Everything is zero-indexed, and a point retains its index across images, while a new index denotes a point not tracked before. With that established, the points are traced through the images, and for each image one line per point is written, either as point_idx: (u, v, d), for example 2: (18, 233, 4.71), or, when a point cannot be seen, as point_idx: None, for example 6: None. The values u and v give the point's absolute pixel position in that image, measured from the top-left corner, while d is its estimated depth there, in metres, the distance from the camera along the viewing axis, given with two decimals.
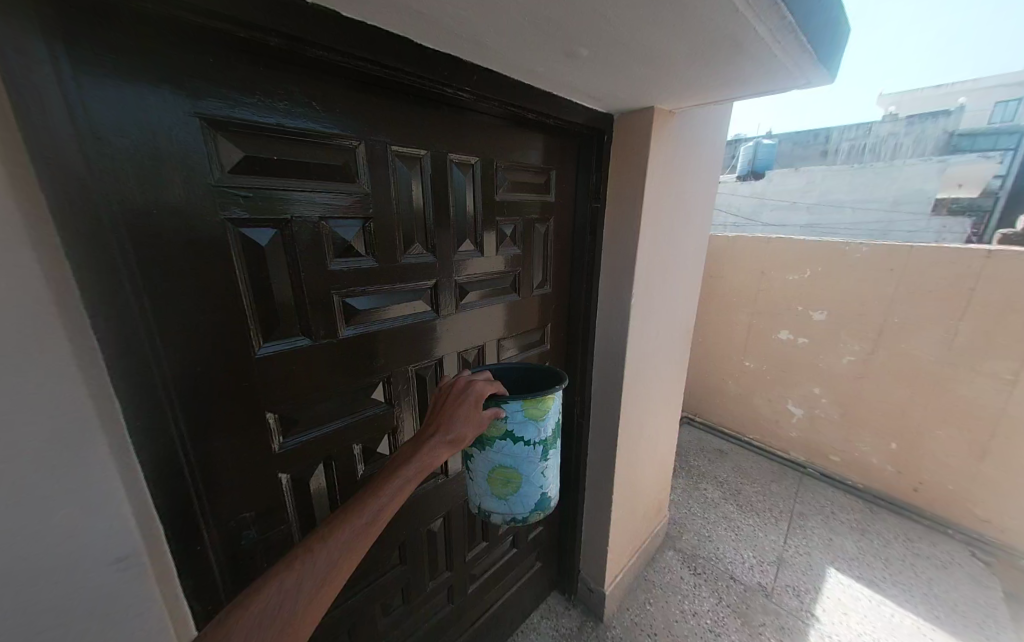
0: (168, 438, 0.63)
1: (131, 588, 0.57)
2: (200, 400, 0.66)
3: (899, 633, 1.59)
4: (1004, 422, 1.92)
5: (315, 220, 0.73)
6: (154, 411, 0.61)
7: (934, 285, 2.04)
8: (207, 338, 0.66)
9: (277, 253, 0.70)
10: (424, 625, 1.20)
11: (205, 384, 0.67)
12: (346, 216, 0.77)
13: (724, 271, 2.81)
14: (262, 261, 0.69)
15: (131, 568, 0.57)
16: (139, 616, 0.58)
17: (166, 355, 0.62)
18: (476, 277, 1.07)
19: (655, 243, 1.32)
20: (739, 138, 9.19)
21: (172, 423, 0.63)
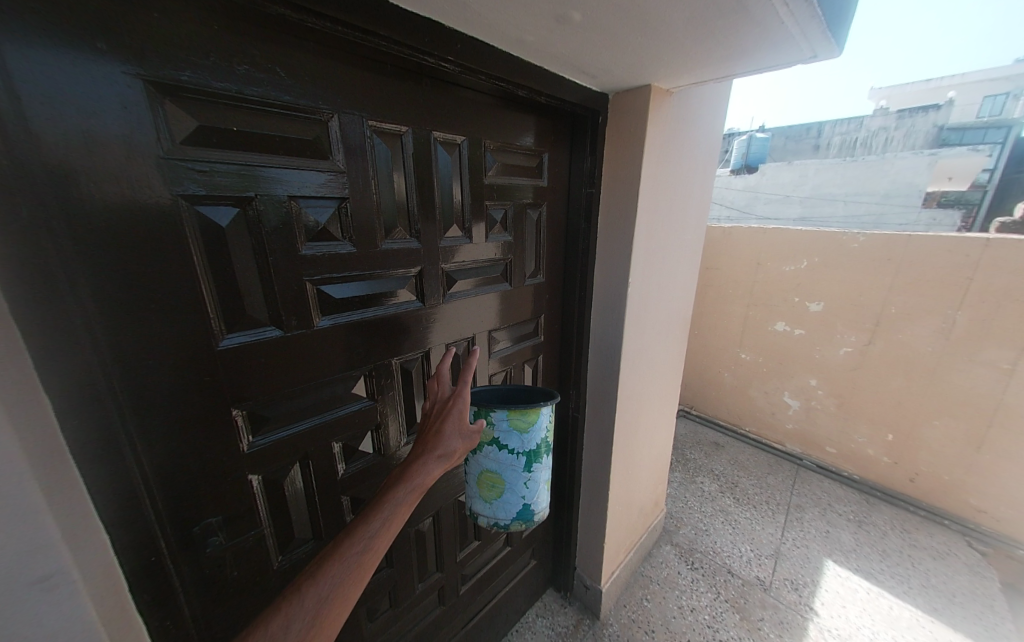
0: (111, 435, 0.57)
1: (59, 608, 0.47)
2: (155, 396, 0.61)
3: (898, 625, 1.57)
4: (1002, 410, 1.89)
5: (285, 198, 0.67)
6: (93, 406, 0.55)
7: (932, 274, 2.00)
8: (162, 329, 0.60)
9: (240, 234, 0.64)
10: (414, 627, 1.15)
11: (161, 379, 0.61)
12: (319, 197, 0.71)
13: (719, 262, 2.77)
14: (223, 244, 0.63)
15: (58, 585, 0.47)
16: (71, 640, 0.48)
17: (108, 344, 0.56)
18: (465, 266, 1.01)
19: (652, 230, 1.27)
20: (733, 132, 9.16)
21: (116, 418, 0.58)
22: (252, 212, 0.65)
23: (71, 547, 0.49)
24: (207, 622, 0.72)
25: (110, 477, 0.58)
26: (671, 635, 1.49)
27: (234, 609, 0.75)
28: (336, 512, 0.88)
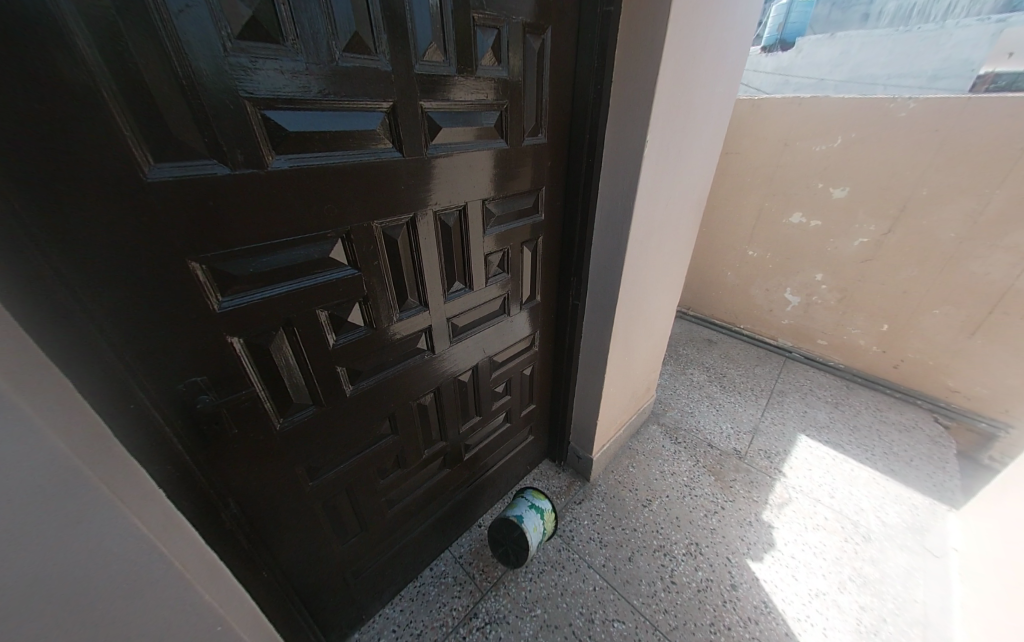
0: (47, 268, 0.55)
1: (90, 503, 0.51)
2: (84, 228, 0.56)
3: (855, 482, 1.73)
4: (1009, 296, 1.78)
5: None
6: (17, 228, 0.52)
7: (980, 145, 1.72)
8: (69, 141, 0.53)
9: (135, 16, 0.52)
10: (422, 487, 1.24)
11: (88, 205, 0.56)
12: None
13: (740, 146, 2.42)
14: (116, 29, 0.52)
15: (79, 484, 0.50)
16: (113, 529, 0.53)
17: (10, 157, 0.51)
18: (450, 108, 0.84)
19: (678, 71, 1.04)
20: None
21: (47, 249, 0.54)
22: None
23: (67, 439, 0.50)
24: (217, 469, 0.76)
25: (57, 317, 0.56)
26: (652, 493, 1.66)
27: (240, 461, 0.79)
28: (333, 382, 0.87)
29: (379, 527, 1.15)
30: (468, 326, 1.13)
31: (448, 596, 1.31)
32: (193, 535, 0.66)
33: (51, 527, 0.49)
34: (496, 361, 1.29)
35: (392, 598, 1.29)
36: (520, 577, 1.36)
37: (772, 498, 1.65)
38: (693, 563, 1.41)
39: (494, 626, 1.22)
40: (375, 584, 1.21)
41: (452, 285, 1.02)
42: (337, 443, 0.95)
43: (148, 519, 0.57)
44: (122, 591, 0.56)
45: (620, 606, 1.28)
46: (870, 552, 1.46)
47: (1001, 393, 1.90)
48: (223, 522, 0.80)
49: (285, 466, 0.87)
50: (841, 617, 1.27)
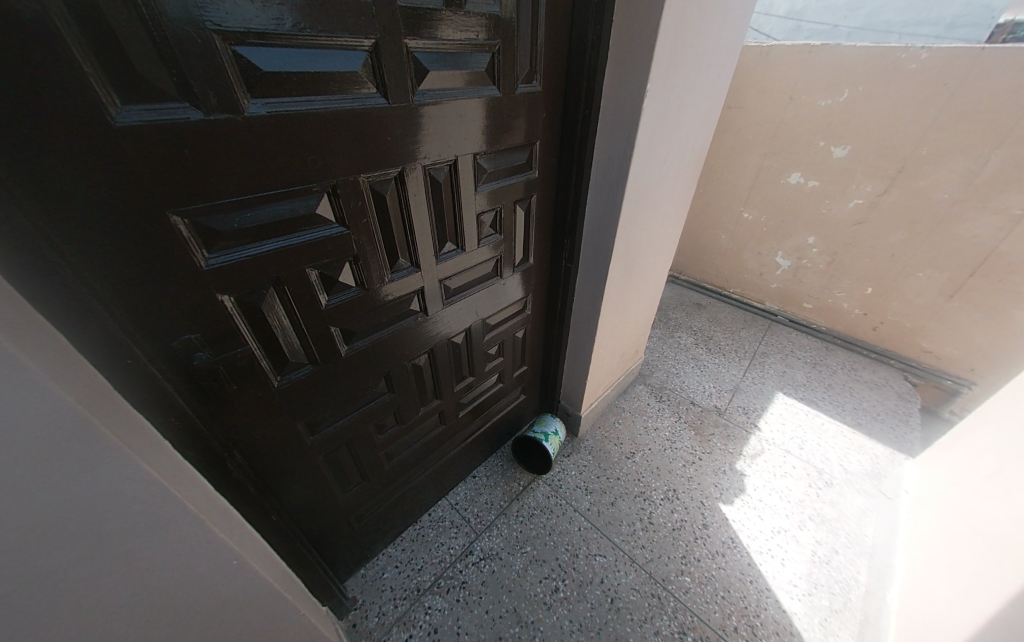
0: (22, 220, 0.52)
1: (104, 453, 0.53)
2: (56, 176, 0.53)
3: (825, 435, 1.84)
4: (992, 258, 1.81)
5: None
6: None
7: (986, 101, 1.68)
8: (26, 77, 0.49)
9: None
10: (419, 441, 1.29)
11: (55, 150, 0.52)
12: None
13: (744, 100, 2.32)
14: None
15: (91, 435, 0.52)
16: (128, 478, 0.56)
17: None
18: (438, 48, 0.78)
19: (683, 12, 0.97)
20: None
21: (18, 198, 0.52)
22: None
23: (74, 393, 0.50)
24: (219, 423, 0.78)
25: (38, 272, 0.54)
26: (636, 445, 1.75)
27: (242, 416, 0.81)
28: (328, 342, 0.88)
29: (379, 478, 1.21)
30: (461, 288, 1.12)
31: (446, 536, 1.40)
32: (201, 484, 0.69)
33: (60, 471, 0.50)
34: (489, 322, 1.29)
35: (393, 540, 1.38)
36: (511, 519, 1.45)
37: (746, 449, 1.76)
38: (670, 506, 1.51)
39: (488, 562, 1.32)
40: (377, 528, 1.29)
41: (444, 245, 1.00)
42: (334, 401, 0.96)
43: (159, 471, 0.59)
44: (137, 531, 0.58)
45: (602, 543, 1.39)
46: (831, 495, 1.58)
47: (969, 353, 1.98)
48: (229, 471, 0.83)
49: (286, 422, 0.89)
50: (799, 550, 1.40)
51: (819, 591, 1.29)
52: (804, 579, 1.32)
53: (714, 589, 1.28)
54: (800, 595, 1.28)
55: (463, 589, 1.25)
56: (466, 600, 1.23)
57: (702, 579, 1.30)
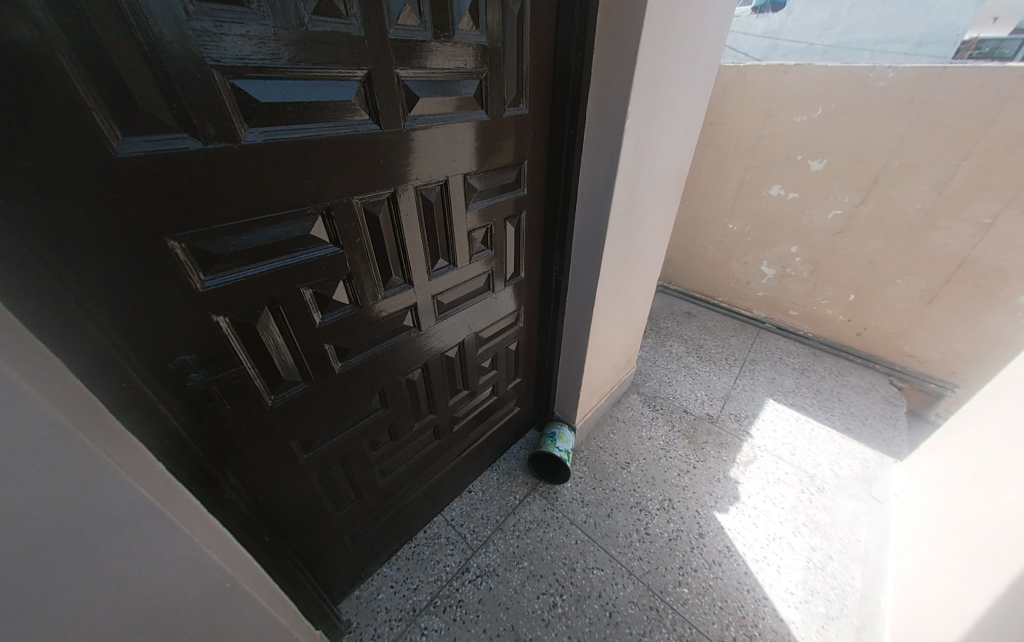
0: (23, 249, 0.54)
1: (94, 474, 0.53)
2: (57, 205, 0.55)
3: (815, 441, 1.87)
4: (965, 265, 1.88)
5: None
6: None
7: (951, 117, 1.77)
8: (30, 112, 0.51)
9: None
10: (414, 457, 1.29)
11: (56, 181, 0.54)
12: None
13: (724, 116, 2.40)
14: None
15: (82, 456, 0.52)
16: (119, 499, 0.55)
17: None
18: (428, 77, 0.82)
19: (660, 40, 1.02)
20: None
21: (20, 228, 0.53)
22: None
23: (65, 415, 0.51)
24: (213, 444, 0.78)
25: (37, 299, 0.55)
26: (631, 456, 1.76)
27: (236, 436, 0.81)
28: (322, 359, 0.89)
29: (374, 495, 1.20)
30: (454, 303, 1.14)
31: (442, 554, 1.39)
32: (194, 508, 0.68)
33: (56, 494, 0.51)
34: (482, 336, 1.31)
35: (388, 559, 1.37)
36: (508, 534, 1.45)
37: (739, 456, 1.78)
38: (666, 516, 1.52)
39: (485, 578, 1.31)
40: (372, 547, 1.28)
41: (436, 262, 1.02)
42: (328, 417, 0.97)
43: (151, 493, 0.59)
44: (132, 553, 0.58)
45: (600, 556, 1.39)
46: (823, 500, 1.60)
47: (949, 356, 2.04)
48: (222, 492, 0.83)
49: (279, 441, 0.89)
50: (794, 557, 1.41)
51: (815, 598, 1.30)
52: (800, 586, 1.33)
53: (712, 599, 1.29)
54: (796, 603, 1.29)
55: (460, 607, 1.24)
56: (463, 619, 1.21)
57: (700, 590, 1.31)
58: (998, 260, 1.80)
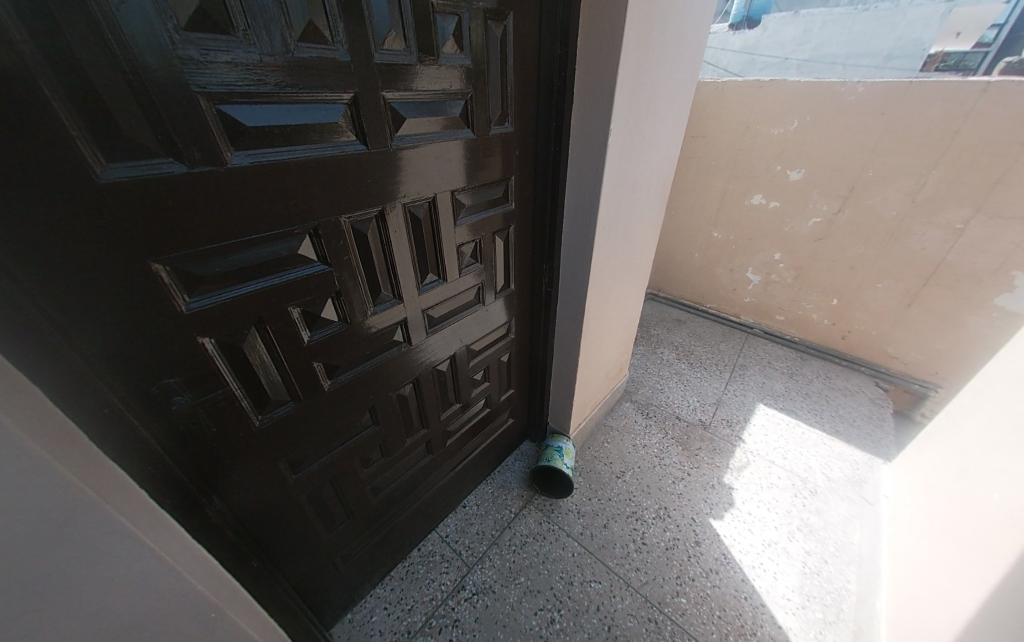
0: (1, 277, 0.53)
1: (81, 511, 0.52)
2: (38, 230, 0.55)
3: (806, 444, 1.89)
4: (941, 269, 1.94)
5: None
6: None
7: (919, 128, 1.84)
8: (11, 140, 0.51)
9: (72, 7, 0.50)
10: (406, 473, 1.27)
11: (37, 207, 0.54)
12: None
13: (705, 129, 2.46)
14: (53, 21, 0.50)
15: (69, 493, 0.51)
16: (108, 535, 0.55)
17: None
18: (414, 98, 0.83)
19: (640, 60, 1.05)
20: None
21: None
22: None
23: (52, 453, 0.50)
24: (198, 467, 0.77)
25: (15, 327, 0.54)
26: (626, 465, 1.76)
27: (222, 459, 0.80)
28: (310, 378, 0.88)
29: (366, 514, 1.18)
30: (443, 317, 1.14)
31: (437, 572, 1.36)
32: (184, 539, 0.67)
33: (37, 530, 0.49)
34: (473, 349, 1.31)
35: (382, 579, 1.34)
36: (504, 549, 1.43)
37: (733, 462, 1.79)
38: (662, 525, 1.52)
39: (481, 596, 1.29)
40: (364, 567, 1.25)
41: (425, 277, 1.03)
42: (317, 436, 0.95)
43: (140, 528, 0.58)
44: (114, 587, 0.56)
45: (597, 568, 1.37)
46: (816, 504, 1.61)
47: (931, 357, 2.09)
48: (208, 518, 0.80)
49: (267, 462, 0.87)
50: (789, 562, 1.41)
51: (812, 603, 1.30)
52: (797, 591, 1.33)
53: (711, 609, 1.28)
54: (794, 609, 1.29)
55: (456, 627, 1.22)
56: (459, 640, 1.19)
57: (698, 599, 1.30)
58: (971, 263, 1.86)
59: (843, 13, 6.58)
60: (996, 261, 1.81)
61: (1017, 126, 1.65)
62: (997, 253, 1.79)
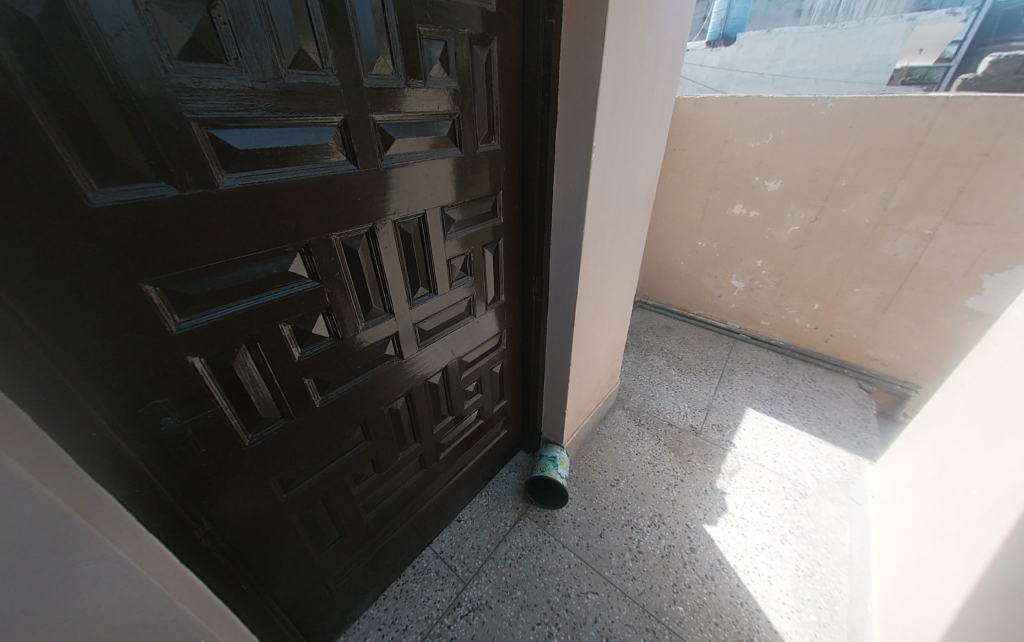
0: None
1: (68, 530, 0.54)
2: (29, 256, 0.55)
3: (795, 446, 1.92)
4: (914, 273, 2.02)
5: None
6: None
7: (887, 140, 1.93)
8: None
9: (66, 39, 0.51)
10: (400, 488, 1.26)
11: (27, 233, 0.54)
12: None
13: (685, 142, 2.54)
14: (47, 52, 0.51)
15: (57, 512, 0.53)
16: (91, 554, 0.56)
17: None
18: (403, 119, 0.85)
19: (619, 80, 1.10)
20: None
21: None
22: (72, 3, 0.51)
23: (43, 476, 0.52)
24: (187, 489, 0.76)
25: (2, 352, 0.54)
26: (620, 472, 1.76)
27: (212, 479, 0.79)
28: (302, 395, 0.88)
29: (359, 531, 1.16)
30: (435, 330, 1.15)
31: (432, 589, 1.34)
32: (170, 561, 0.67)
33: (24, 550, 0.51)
34: (465, 361, 1.32)
35: (376, 599, 1.31)
36: (499, 563, 1.42)
37: (725, 467, 1.81)
38: (657, 532, 1.53)
39: (478, 612, 1.28)
40: (358, 587, 1.23)
41: (416, 291, 1.04)
42: (308, 453, 0.94)
43: (124, 549, 0.59)
44: (95, 606, 0.57)
45: (594, 579, 1.37)
46: (807, 506, 1.64)
47: (910, 358, 2.16)
48: (196, 541, 0.79)
49: (258, 482, 0.86)
50: (783, 565, 1.43)
51: (807, 606, 1.32)
52: (791, 595, 1.35)
53: (708, 616, 1.29)
54: (789, 612, 1.30)
55: None
56: None
57: (694, 607, 1.31)
58: (942, 267, 1.94)
59: (812, 31, 6.88)
60: (965, 264, 1.88)
61: (976, 137, 1.74)
62: (966, 257, 1.87)
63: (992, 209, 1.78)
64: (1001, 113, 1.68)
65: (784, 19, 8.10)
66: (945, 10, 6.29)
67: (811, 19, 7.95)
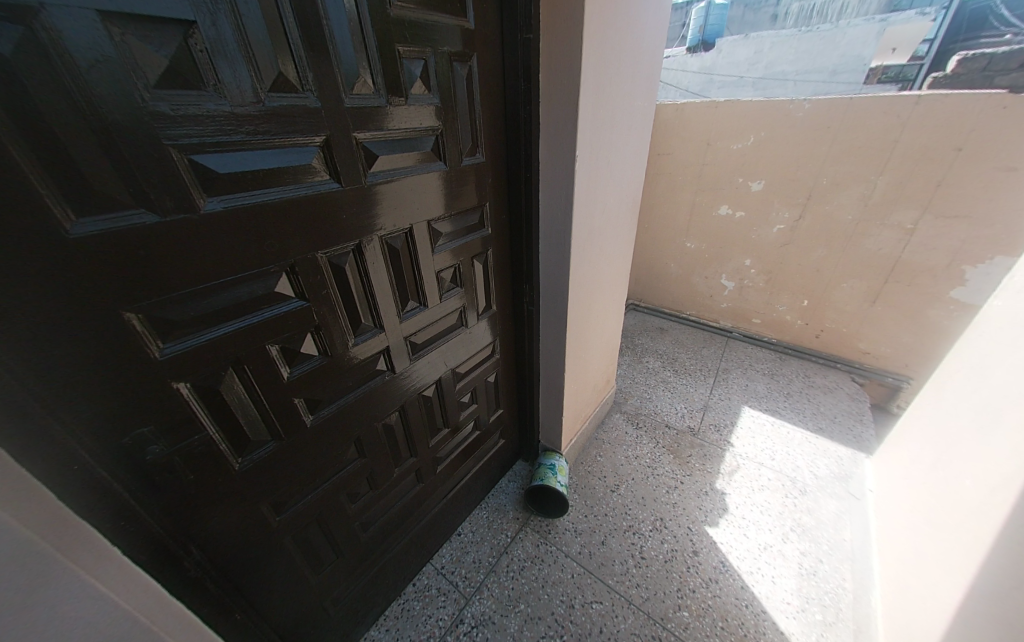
0: None
1: (44, 564, 0.54)
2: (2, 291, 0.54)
3: (793, 444, 1.93)
4: (898, 266, 2.05)
5: (91, 14, 0.52)
6: None
7: (865, 138, 1.97)
8: None
9: (40, 72, 0.51)
10: (397, 505, 1.24)
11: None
12: (145, 17, 0.56)
13: (669, 146, 2.57)
14: (20, 87, 0.51)
15: (28, 550, 0.53)
16: (68, 585, 0.56)
17: None
18: (386, 137, 0.86)
19: (599, 91, 1.12)
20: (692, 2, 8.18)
21: None
22: (46, 37, 0.51)
23: (13, 511, 0.52)
24: (175, 518, 0.74)
25: None
26: (620, 477, 1.76)
27: (200, 506, 0.77)
28: (292, 415, 0.86)
29: (356, 550, 1.14)
30: (426, 342, 1.15)
31: (433, 607, 1.32)
32: (148, 588, 0.67)
33: (8, 606, 0.51)
34: (459, 372, 1.31)
35: (377, 619, 1.29)
36: (501, 576, 1.40)
37: (723, 467, 1.81)
38: (659, 536, 1.52)
39: (481, 628, 1.26)
40: (357, 608, 1.20)
41: (406, 304, 1.03)
42: (302, 474, 0.93)
43: (100, 576, 0.60)
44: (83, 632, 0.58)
45: (597, 588, 1.36)
46: (806, 503, 1.64)
47: (900, 350, 2.18)
48: (186, 570, 0.77)
49: (250, 506, 0.85)
50: (785, 565, 1.42)
51: (811, 605, 1.31)
52: (795, 594, 1.34)
53: (713, 620, 1.28)
54: (794, 613, 1.29)
55: None
56: None
57: (699, 612, 1.30)
58: (926, 260, 1.98)
59: (788, 34, 7.08)
60: (948, 256, 1.92)
61: (949, 133, 1.79)
62: (947, 249, 1.91)
63: (969, 202, 1.82)
64: (971, 110, 1.73)
65: (762, 24, 8.30)
66: (914, 11, 6.42)
67: (786, 22, 8.12)
